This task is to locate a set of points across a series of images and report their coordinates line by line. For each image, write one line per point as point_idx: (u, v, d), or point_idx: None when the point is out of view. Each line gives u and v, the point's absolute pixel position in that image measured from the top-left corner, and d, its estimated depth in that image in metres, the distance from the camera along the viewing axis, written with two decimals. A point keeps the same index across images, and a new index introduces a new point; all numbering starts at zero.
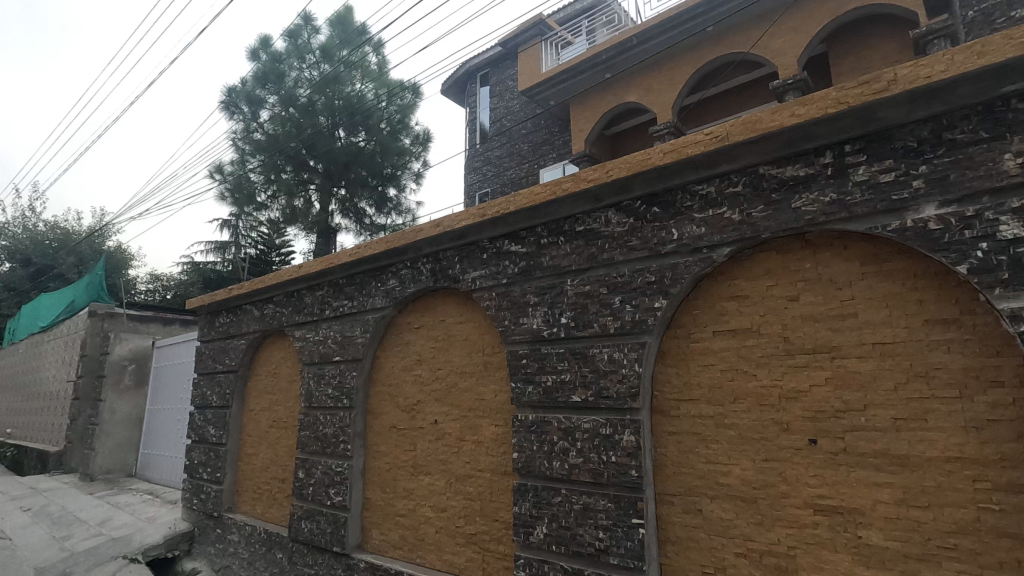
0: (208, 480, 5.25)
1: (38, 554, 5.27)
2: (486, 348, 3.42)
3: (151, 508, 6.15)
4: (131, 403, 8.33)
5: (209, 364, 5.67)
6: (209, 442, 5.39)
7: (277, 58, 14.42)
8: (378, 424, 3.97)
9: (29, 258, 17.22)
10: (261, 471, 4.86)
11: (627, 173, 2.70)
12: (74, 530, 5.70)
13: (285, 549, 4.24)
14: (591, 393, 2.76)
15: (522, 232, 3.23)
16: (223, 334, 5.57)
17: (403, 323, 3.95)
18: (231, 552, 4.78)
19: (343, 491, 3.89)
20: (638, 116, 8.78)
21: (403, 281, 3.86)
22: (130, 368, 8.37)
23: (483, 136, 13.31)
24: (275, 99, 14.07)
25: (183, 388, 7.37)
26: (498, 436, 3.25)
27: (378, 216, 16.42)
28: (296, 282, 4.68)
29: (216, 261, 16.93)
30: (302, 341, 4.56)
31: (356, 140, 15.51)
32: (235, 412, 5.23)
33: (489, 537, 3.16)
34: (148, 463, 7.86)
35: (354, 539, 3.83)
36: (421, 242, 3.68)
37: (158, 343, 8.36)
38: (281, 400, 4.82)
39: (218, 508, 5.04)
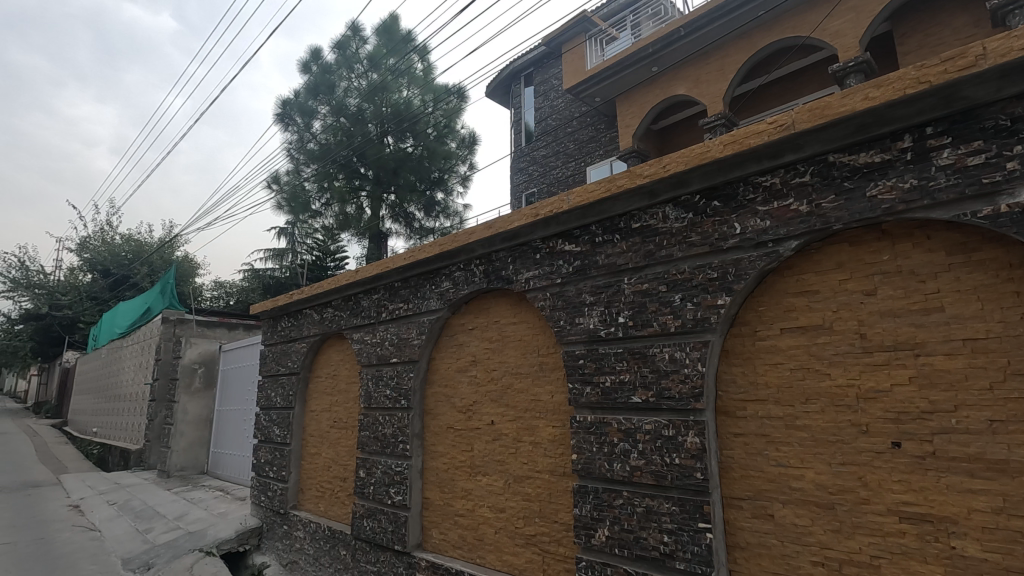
0: (275, 478, 5.47)
1: (123, 545, 5.64)
2: (541, 348, 3.40)
3: (222, 504, 6.47)
4: (201, 404, 8.79)
5: (272, 366, 5.91)
6: (274, 442, 5.61)
7: (327, 69, 14.92)
8: (435, 424, 4.03)
9: (107, 269, 18.49)
10: (324, 470, 5.01)
11: (685, 167, 2.63)
12: (154, 524, 6.07)
13: (349, 546, 4.36)
14: (652, 394, 2.70)
15: (575, 231, 3.20)
16: (285, 337, 5.79)
17: (458, 325, 3.98)
18: (298, 548, 4.96)
19: (403, 490, 3.96)
20: (688, 109, 8.56)
21: (456, 283, 3.89)
22: (200, 371, 8.82)
23: (528, 136, 13.31)
24: (326, 109, 14.39)
25: (249, 390, 7.73)
26: (557, 437, 3.23)
27: (427, 220, 16.74)
28: (353, 286, 4.81)
29: (275, 267, 17.70)
30: (360, 343, 4.68)
31: (404, 145, 15.88)
32: (298, 413, 5.43)
33: (550, 538, 3.14)
34: (218, 461, 8.27)
35: (415, 538, 3.89)
36: (474, 243, 3.70)
37: (224, 348, 8.79)
38: (341, 401, 4.96)
39: (285, 505, 5.24)
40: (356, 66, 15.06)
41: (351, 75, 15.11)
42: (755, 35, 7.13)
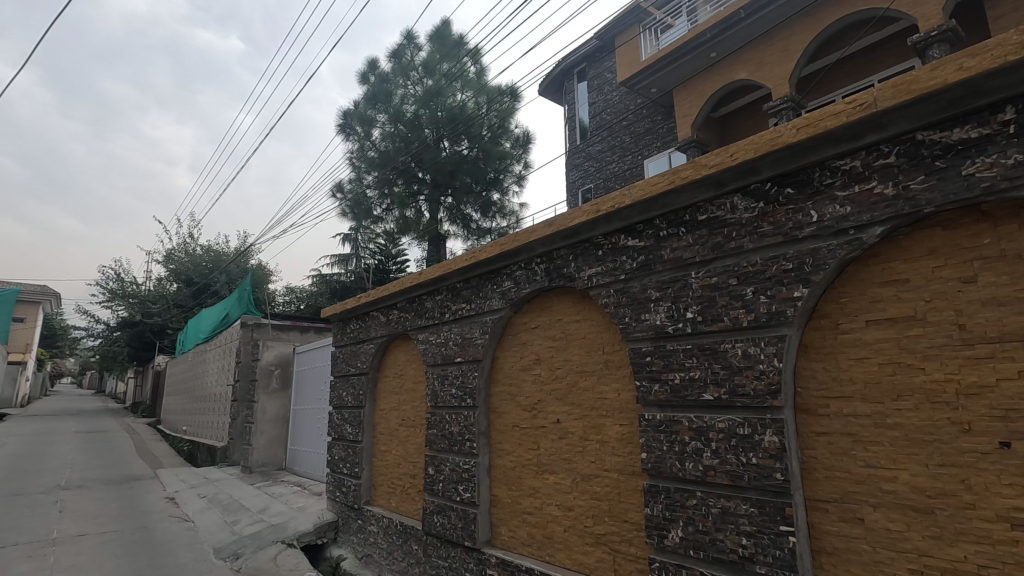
0: (349, 474, 5.69)
1: (214, 536, 6.04)
2: (605, 346, 3.37)
3: (300, 498, 6.80)
4: (278, 404, 9.28)
5: (343, 367, 6.15)
6: (346, 439, 5.85)
7: (384, 78, 15.34)
8: (500, 423, 4.06)
9: (191, 278, 19.88)
10: (394, 467, 5.17)
11: (754, 154, 2.52)
12: (240, 517, 6.46)
13: (420, 541, 4.47)
14: (724, 391, 2.61)
15: (638, 226, 3.14)
16: (354, 338, 6.01)
17: (520, 324, 4.00)
18: (372, 542, 5.14)
19: (471, 487, 4.03)
20: (750, 94, 8.23)
21: (518, 282, 3.91)
22: (276, 372, 9.31)
23: (583, 133, 13.19)
24: (385, 117, 15.13)
25: (321, 389, 8.09)
26: (624, 435, 3.18)
27: (484, 220, 16.93)
28: (417, 288, 4.94)
29: (341, 272, 18.46)
30: (425, 343, 4.78)
31: (459, 148, 16.12)
32: (368, 412, 5.63)
33: (620, 538, 3.10)
34: (296, 457, 8.71)
35: (484, 535, 3.95)
36: (535, 242, 3.70)
37: (298, 350, 9.24)
38: (408, 401, 5.10)
39: (358, 500, 5.44)
40: (412, 74, 15.31)
41: (407, 82, 15.33)
42: (823, 12, 6.76)
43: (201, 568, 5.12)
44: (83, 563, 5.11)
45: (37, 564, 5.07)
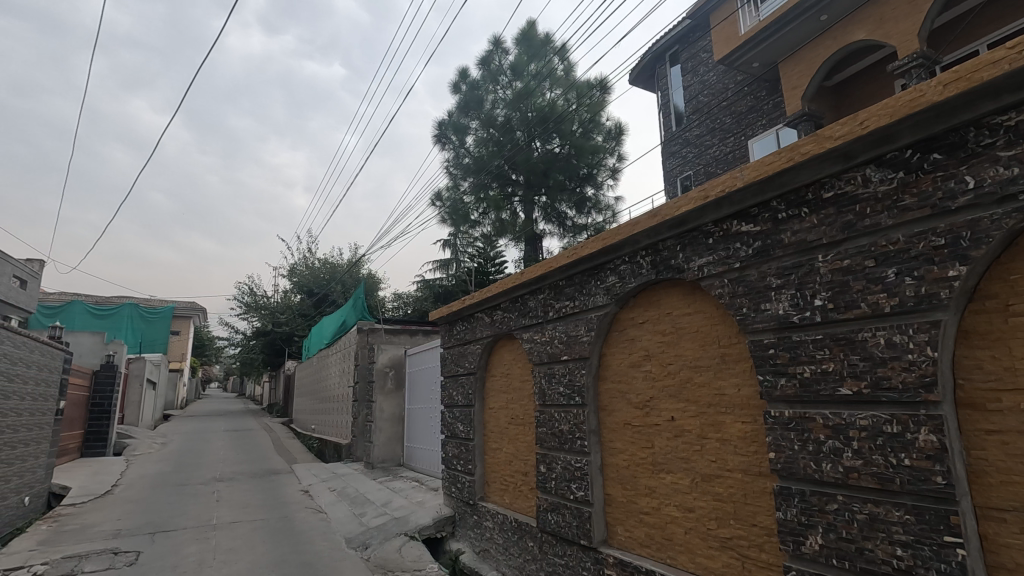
0: (463, 471, 5.89)
1: (345, 527, 6.52)
2: (722, 340, 3.18)
3: (419, 493, 7.14)
4: (394, 403, 9.84)
5: (452, 367, 6.36)
6: (459, 437, 6.05)
7: (475, 86, 16.09)
8: (611, 421, 3.98)
9: (312, 289, 21.71)
10: (506, 464, 5.27)
11: (890, 119, 2.25)
12: (366, 509, 6.93)
13: (536, 538, 4.51)
14: (866, 384, 2.35)
15: (752, 209, 2.93)
16: (461, 339, 6.20)
17: (627, 319, 3.90)
18: (488, 537, 5.27)
19: (584, 486, 3.99)
20: (869, 56, 7.58)
21: (623, 276, 3.80)
22: (391, 373, 9.89)
23: (679, 118, 12.67)
24: (477, 123, 15.96)
25: (433, 389, 8.45)
26: (748, 433, 2.98)
27: (579, 217, 16.82)
28: (519, 288, 4.99)
29: (444, 277, 19.29)
30: (530, 342, 4.82)
31: (551, 146, 15.91)
32: (478, 411, 5.78)
33: (748, 543, 2.91)
34: (412, 454, 9.18)
35: (600, 534, 3.89)
36: (639, 234, 3.59)
37: (409, 352, 9.73)
38: (517, 399, 5.17)
39: (474, 496, 5.61)
40: (501, 78, 15.68)
41: (496, 87, 15.86)
42: None
43: (336, 556, 5.54)
44: (238, 547, 5.75)
45: (202, 546, 5.78)
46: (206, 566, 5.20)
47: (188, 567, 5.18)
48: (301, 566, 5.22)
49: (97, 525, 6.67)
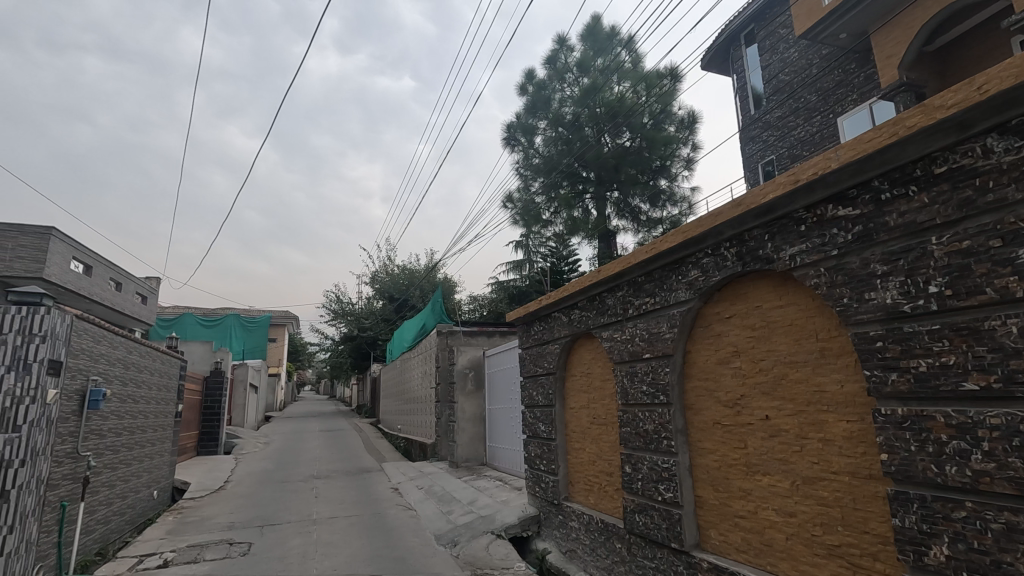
0: (546, 471, 5.89)
1: (434, 524, 6.73)
2: (820, 333, 2.98)
3: (503, 492, 7.22)
4: (475, 404, 10.04)
5: (531, 368, 6.37)
6: (541, 437, 6.06)
7: (541, 86, 16.22)
8: (699, 420, 3.83)
9: (392, 295, 22.60)
10: (590, 465, 5.21)
11: (1014, 81, 2.00)
12: (453, 507, 7.10)
13: (623, 540, 4.42)
14: (995, 378, 2.11)
15: (850, 191, 2.72)
16: (539, 340, 6.21)
17: (712, 315, 3.73)
18: (574, 537, 5.23)
19: (673, 487, 3.86)
20: (977, 14, 6.87)
21: (706, 270, 3.65)
22: (471, 375, 10.09)
23: (758, 101, 12.05)
24: (546, 123, 16.19)
25: (513, 390, 8.52)
26: (855, 433, 2.76)
27: (653, 211, 16.30)
28: (597, 286, 4.92)
29: (517, 278, 19.50)
30: (610, 341, 4.74)
31: (621, 140, 15.66)
32: (559, 411, 5.77)
33: (860, 550, 2.70)
34: (495, 454, 9.30)
35: (692, 538, 3.74)
36: (722, 226, 3.43)
37: (488, 354, 9.89)
38: (598, 399, 5.10)
39: (558, 496, 5.60)
40: (568, 75, 15.57)
41: (563, 85, 15.81)
42: None
43: (427, 552, 5.72)
44: (337, 541, 6.09)
45: (305, 539, 6.18)
46: (310, 558, 5.55)
47: (293, 559, 5.54)
48: (395, 561, 5.44)
49: (214, 517, 7.32)
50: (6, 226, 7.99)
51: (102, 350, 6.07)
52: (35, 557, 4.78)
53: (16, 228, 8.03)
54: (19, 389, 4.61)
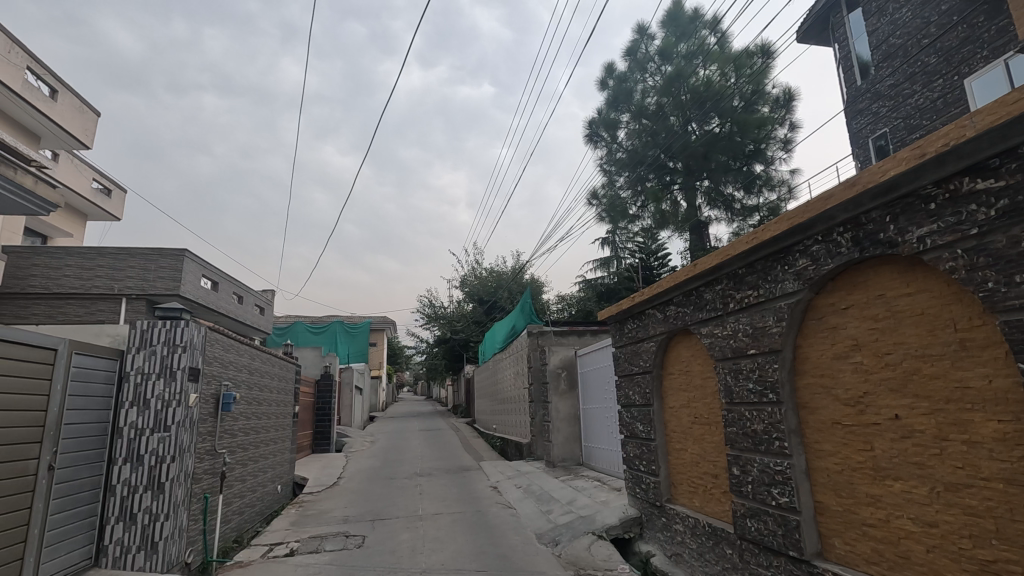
0: (646, 472, 5.74)
1: (534, 522, 6.79)
2: (958, 322, 2.67)
3: (603, 493, 7.13)
4: (569, 404, 10.01)
5: (625, 366, 6.26)
6: (639, 437, 5.93)
7: (624, 78, 16.00)
8: (815, 420, 3.56)
9: (482, 297, 23.14)
10: (693, 466, 5.02)
11: None
12: (552, 507, 7.13)
13: (735, 546, 4.21)
14: None
15: (990, 161, 2.41)
16: (633, 338, 6.07)
17: (825, 306, 3.46)
18: (679, 541, 5.05)
19: (788, 491, 3.62)
20: None
21: (816, 259, 3.39)
22: (564, 374, 10.10)
23: (865, 70, 11.07)
24: (629, 116, 16.04)
25: (608, 389, 8.41)
26: (1008, 435, 2.44)
27: (748, 198, 15.49)
28: (693, 280, 4.73)
29: (604, 275, 19.37)
30: (710, 337, 4.54)
31: (710, 126, 15.02)
32: (657, 410, 5.61)
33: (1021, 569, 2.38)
34: (591, 453, 9.23)
35: (813, 547, 3.48)
36: (833, 209, 3.17)
37: (580, 353, 9.84)
38: (699, 398, 4.90)
39: (660, 498, 5.44)
40: (649, 65, 15.31)
41: (644, 75, 15.51)
42: None
43: (530, 550, 5.78)
44: (442, 536, 6.32)
45: (413, 534, 6.48)
46: (419, 552, 5.81)
47: (404, 552, 5.83)
48: (499, 558, 5.55)
49: (331, 511, 7.87)
50: (149, 251, 9.10)
51: (231, 357, 6.75)
52: (186, 542, 5.41)
53: (157, 252, 9.12)
54: (168, 394, 5.24)
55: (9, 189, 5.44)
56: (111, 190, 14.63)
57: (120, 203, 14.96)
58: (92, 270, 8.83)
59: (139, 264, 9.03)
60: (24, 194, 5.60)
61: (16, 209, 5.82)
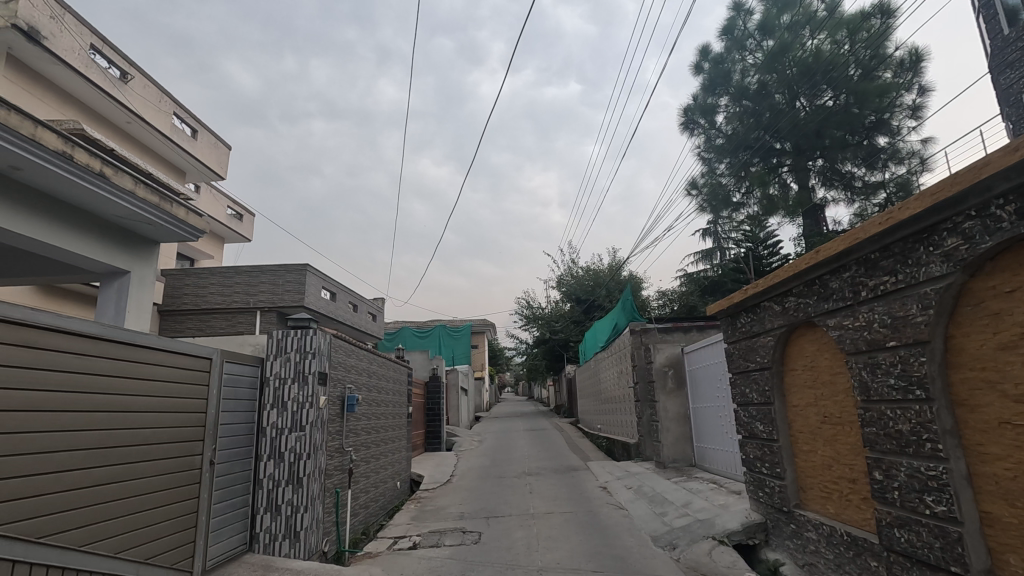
0: (770, 475, 5.40)
1: (649, 525, 6.62)
2: None
3: (720, 496, 6.80)
4: (678, 403, 9.67)
5: (740, 363, 5.92)
6: (760, 437, 5.58)
7: (720, 59, 15.30)
8: (977, 420, 3.14)
9: (579, 297, 23.03)
10: (825, 469, 4.63)
11: None
12: (667, 509, 6.91)
13: (881, 558, 3.82)
14: None
15: None
16: (748, 333, 5.73)
17: (983, 291, 3.06)
18: (812, 550, 4.70)
19: (945, 499, 3.22)
20: None
21: (969, 237, 3.00)
22: (671, 372, 9.78)
23: (1012, 18, 9.67)
24: (727, 99, 15.49)
25: (720, 387, 7.99)
26: None
27: (871, 174, 14.08)
28: (816, 269, 4.37)
29: (706, 269, 18.99)
30: (839, 330, 4.17)
31: (823, 101, 13.78)
32: (780, 410, 5.25)
33: None
34: (704, 454, 8.82)
35: (980, 564, 3.08)
36: (989, 179, 2.79)
37: (687, 350, 9.50)
38: (828, 395, 4.53)
39: (787, 503, 5.09)
40: (747, 43, 14.47)
41: (744, 54, 14.85)
42: None
43: (647, 553, 5.65)
44: (556, 535, 6.36)
45: (527, 532, 6.58)
46: (534, 550, 5.89)
47: (519, 550, 5.95)
48: (615, 559, 5.49)
49: (447, 507, 8.21)
50: (278, 267, 10.06)
51: (352, 363, 7.27)
52: (323, 533, 5.91)
53: (284, 268, 10.06)
54: (302, 396, 5.76)
55: (167, 219, 6.26)
56: (243, 215, 16.35)
57: (250, 227, 16.70)
58: (232, 287, 9.91)
59: (269, 280, 10.00)
60: (177, 224, 6.42)
61: (171, 237, 6.68)
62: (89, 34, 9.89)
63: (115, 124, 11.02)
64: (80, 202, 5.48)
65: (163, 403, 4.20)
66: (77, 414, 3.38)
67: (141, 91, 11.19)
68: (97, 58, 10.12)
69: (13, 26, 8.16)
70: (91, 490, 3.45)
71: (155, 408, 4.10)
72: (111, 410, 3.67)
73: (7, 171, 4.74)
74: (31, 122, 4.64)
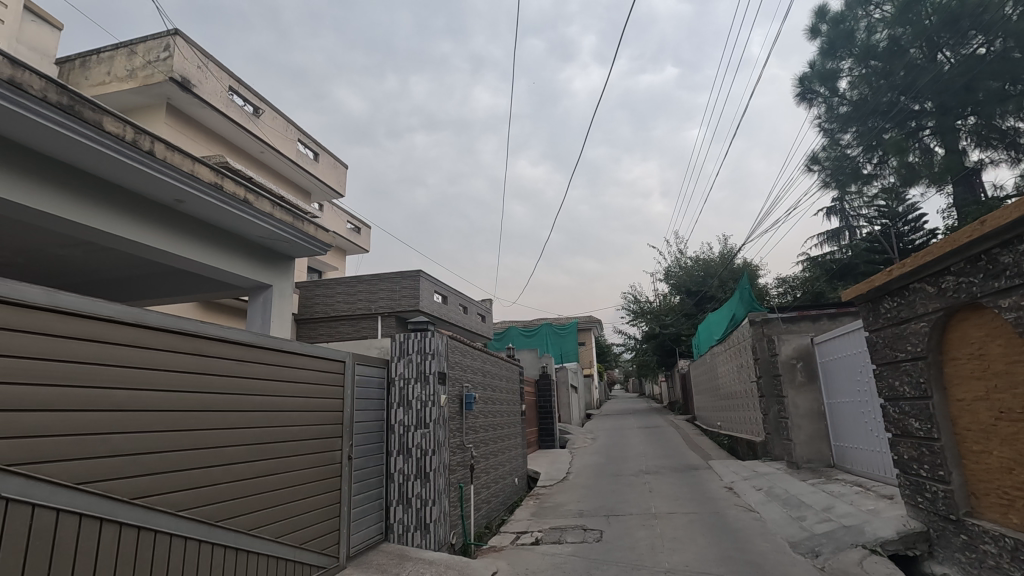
0: (930, 478, 4.78)
1: (785, 529, 6.15)
2: None
3: (868, 500, 6.14)
4: (810, 398, 8.89)
5: (886, 353, 5.30)
6: (916, 435, 4.96)
7: (840, 19, 14.00)
8: None
9: (690, 289, 22.31)
10: (1004, 473, 4.01)
11: None
12: (805, 513, 6.37)
13: None
14: None
15: None
16: (894, 320, 5.12)
17: None
18: (991, 565, 4.08)
19: None
20: None
21: None
22: (800, 365, 9.02)
23: None
24: (851, 61, 14.16)
25: (861, 380, 7.23)
26: None
27: None
28: (983, 242, 3.79)
29: (835, 250, 17.59)
30: (1016, 312, 3.59)
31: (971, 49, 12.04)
32: (940, 404, 4.63)
33: None
34: (845, 454, 8.03)
35: None
36: None
37: (818, 340, 8.74)
38: (1004, 387, 3.91)
39: (955, 511, 4.47)
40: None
41: (869, 9, 13.75)
42: None
43: (785, 560, 5.25)
44: (681, 537, 6.13)
45: (650, 532, 6.40)
46: (659, 551, 5.72)
47: (643, 550, 5.80)
48: (749, 565, 5.17)
49: (566, 505, 8.22)
50: (394, 275, 10.71)
51: (467, 362, 7.53)
52: (450, 526, 6.18)
53: (400, 275, 10.68)
54: (424, 395, 6.06)
55: (297, 236, 6.87)
56: (361, 227, 17.62)
57: (367, 238, 17.94)
58: (355, 296, 10.69)
59: (387, 287, 10.66)
60: (308, 239, 7.04)
61: (304, 252, 7.34)
62: (228, 77, 11.17)
63: (251, 155, 12.36)
64: (229, 226, 6.20)
65: (307, 403, 4.64)
66: (239, 413, 3.83)
67: (270, 123, 12.45)
68: (234, 97, 11.39)
69: (171, 79, 9.46)
70: (254, 480, 3.90)
71: (300, 407, 4.53)
72: (266, 410, 4.12)
73: (173, 204, 5.49)
74: (189, 160, 5.35)
